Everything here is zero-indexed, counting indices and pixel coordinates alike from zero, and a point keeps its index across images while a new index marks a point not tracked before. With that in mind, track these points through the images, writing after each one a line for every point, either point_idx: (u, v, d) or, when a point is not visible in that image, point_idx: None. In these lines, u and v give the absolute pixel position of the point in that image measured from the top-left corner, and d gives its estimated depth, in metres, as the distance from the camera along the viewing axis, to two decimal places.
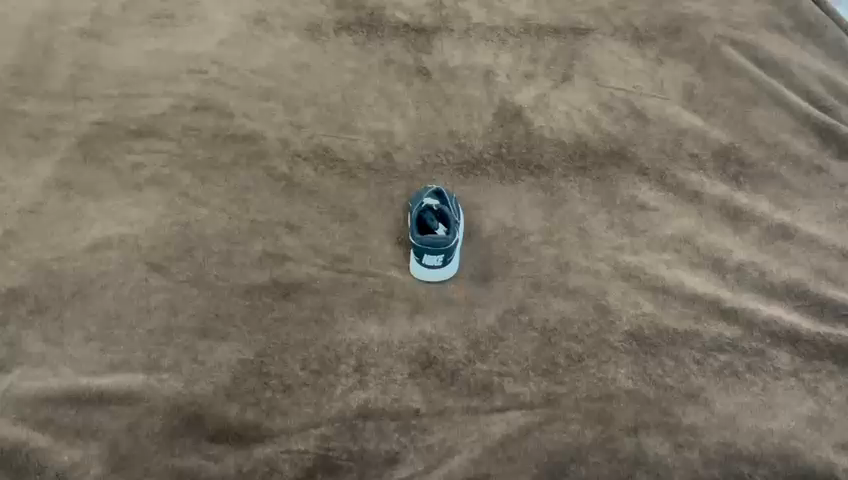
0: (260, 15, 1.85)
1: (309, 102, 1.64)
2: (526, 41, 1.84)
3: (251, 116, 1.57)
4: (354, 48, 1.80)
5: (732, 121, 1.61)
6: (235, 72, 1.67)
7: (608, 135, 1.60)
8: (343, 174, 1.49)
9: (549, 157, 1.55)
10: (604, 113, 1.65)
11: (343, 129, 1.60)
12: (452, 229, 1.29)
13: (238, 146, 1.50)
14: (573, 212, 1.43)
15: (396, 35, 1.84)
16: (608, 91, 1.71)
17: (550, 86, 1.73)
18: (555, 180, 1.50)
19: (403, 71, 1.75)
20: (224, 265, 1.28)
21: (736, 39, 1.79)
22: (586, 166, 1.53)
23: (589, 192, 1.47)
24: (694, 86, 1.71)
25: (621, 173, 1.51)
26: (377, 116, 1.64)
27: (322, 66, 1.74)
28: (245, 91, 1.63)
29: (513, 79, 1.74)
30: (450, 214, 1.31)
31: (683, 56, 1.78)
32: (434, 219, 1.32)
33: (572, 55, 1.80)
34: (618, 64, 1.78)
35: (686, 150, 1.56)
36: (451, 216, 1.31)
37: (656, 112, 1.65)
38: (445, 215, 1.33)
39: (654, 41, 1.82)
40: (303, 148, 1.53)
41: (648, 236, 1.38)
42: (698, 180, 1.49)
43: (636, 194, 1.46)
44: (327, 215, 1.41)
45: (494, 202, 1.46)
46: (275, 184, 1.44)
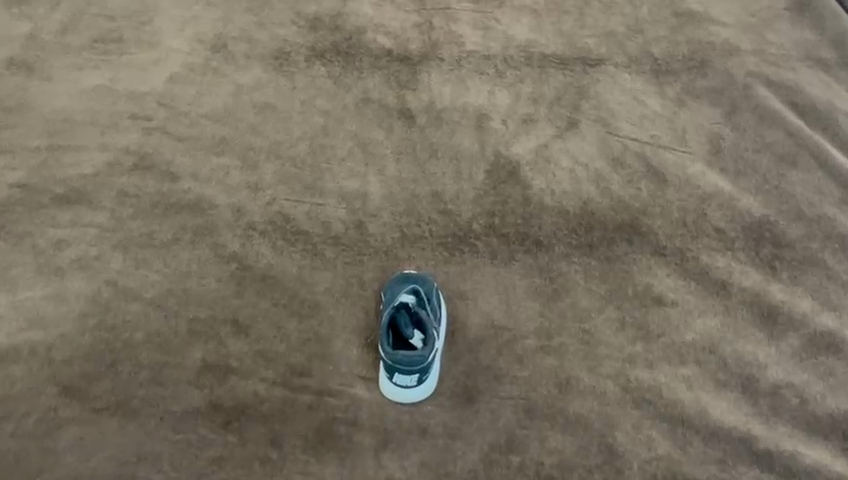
0: (220, 39, 1.57)
1: (270, 155, 1.40)
2: (527, 73, 1.58)
3: (199, 176, 1.33)
4: (328, 82, 1.54)
5: (766, 184, 1.38)
6: (185, 116, 1.43)
7: (619, 200, 1.36)
8: (305, 252, 1.26)
9: (549, 229, 1.31)
10: (615, 171, 1.41)
11: (308, 190, 1.36)
12: (430, 340, 1.08)
13: (182, 217, 1.27)
14: (577, 305, 1.20)
15: (377, 65, 1.57)
16: (621, 142, 1.46)
17: (554, 133, 1.48)
18: (555, 261, 1.27)
19: (382, 113, 1.51)
20: (153, 385, 1.09)
21: (771, 78, 1.54)
22: (592, 242, 1.29)
23: (596, 279, 1.24)
24: (721, 137, 1.46)
25: (634, 253, 1.28)
26: (349, 173, 1.40)
27: (289, 107, 1.49)
28: (194, 143, 1.38)
29: (510, 125, 1.50)
30: (428, 319, 1.10)
31: (708, 97, 1.53)
32: (408, 324, 1.10)
33: (580, 93, 1.55)
34: (633, 107, 1.53)
35: (710, 222, 1.32)
36: (430, 322, 1.10)
37: (676, 172, 1.41)
38: (422, 319, 1.11)
39: (675, 77, 1.57)
40: (259, 218, 1.29)
41: (664, 343, 1.16)
42: (725, 264, 1.26)
43: (650, 284, 1.24)
44: (285, 309, 1.18)
45: (483, 290, 1.23)
46: (223, 267, 1.21)
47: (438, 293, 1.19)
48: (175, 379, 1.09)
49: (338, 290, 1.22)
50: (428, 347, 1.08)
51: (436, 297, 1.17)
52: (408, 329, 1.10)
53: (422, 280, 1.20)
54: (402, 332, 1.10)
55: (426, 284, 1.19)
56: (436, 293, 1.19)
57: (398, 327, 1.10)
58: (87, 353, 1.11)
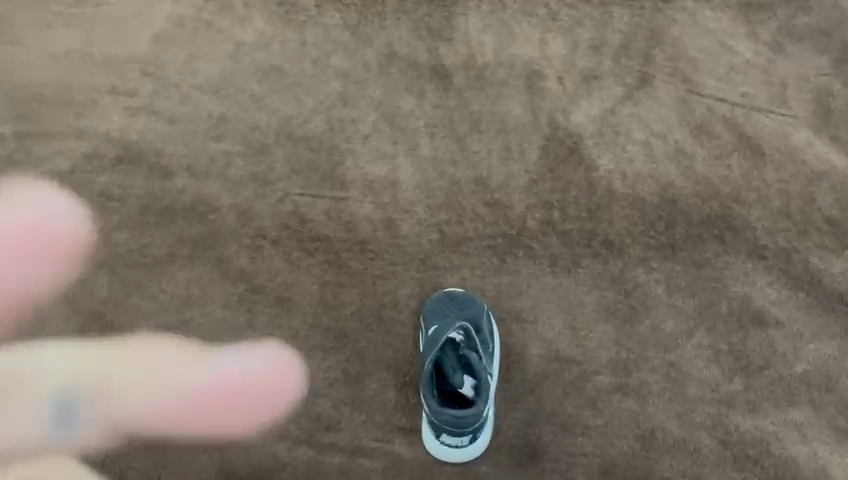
0: None
1: (280, 134, 1.16)
2: (586, 13, 1.24)
3: (195, 171, 1.10)
4: (345, 35, 1.24)
5: None
6: (175, 90, 1.18)
7: (706, 184, 1.11)
8: (327, 264, 1.05)
9: (621, 226, 1.08)
10: (698, 142, 1.15)
11: (327, 181, 1.12)
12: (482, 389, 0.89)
13: (179, 225, 1.06)
14: (658, 330, 1.01)
15: (403, 9, 1.25)
16: (704, 104, 1.17)
17: (622, 94, 1.19)
18: (630, 268, 1.05)
19: (412, 73, 1.22)
20: (155, 448, 0.97)
21: None
22: (675, 242, 1.06)
23: (680, 291, 1.03)
24: (830, 93, 1.18)
25: (727, 256, 1.05)
26: (375, 155, 1.15)
27: (298, 69, 1.21)
28: (187, 125, 1.15)
29: (567, 84, 1.20)
30: (480, 363, 0.90)
31: (813, 40, 1.21)
32: (455, 367, 0.91)
33: (651, 38, 1.22)
34: (718, 56, 1.20)
35: (820, 211, 1.08)
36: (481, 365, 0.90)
37: (776, 145, 1.14)
38: (472, 359, 0.91)
39: (773, 12, 1.23)
40: (270, 223, 1.07)
41: (768, 379, 0.98)
42: (842, 268, 1.03)
43: (748, 296, 1.02)
44: (306, 342, 1.00)
45: (544, 310, 1.03)
46: (228, 288, 1.03)
47: (488, 318, 0.99)
48: (179, 437, 0.97)
49: (368, 314, 1.02)
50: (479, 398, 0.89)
51: (484, 325, 0.97)
52: (456, 373, 0.90)
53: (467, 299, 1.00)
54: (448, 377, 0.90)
55: (472, 308, 0.99)
56: (484, 317, 0.98)
57: (443, 369, 0.91)
58: None
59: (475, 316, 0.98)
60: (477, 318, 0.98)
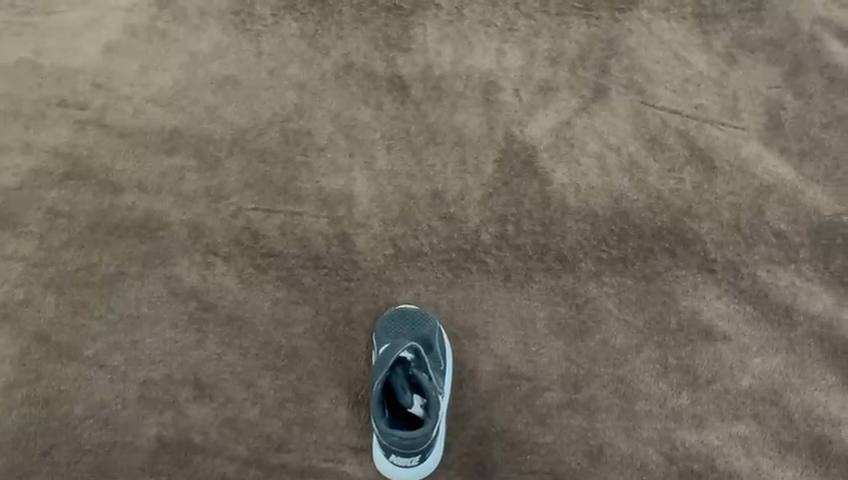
0: None
1: (233, 147, 1.14)
2: (543, 24, 1.24)
3: (146, 186, 1.09)
4: (301, 44, 1.23)
5: (839, 171, 1.12)
6: (126, 101, 1.16)
7: (658, 197, 1.12)
8: (279, 281, 1.05)
9: (574, 239, 1.09)
10: (651, 155, 1.15)
11: (281, 195, 1.11)
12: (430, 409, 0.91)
13: (129, 242, 1.05)
14: (609, 345, 1.02)
15: (360, 19, 1.25)
16: (658, 116, 1.18)
17: (578, 105, 1.19)
18: (583, 282, 1.06)
19: (368, 84, 1.20)
20: (100, 475, 0.94)
21: (844, 26, 1.23)
22: (626, 256, 1.07)
23: (631, 306, 1.04)
24: (781, 105, 1.18)
25: (677, 269, 1.06)
26: (330, 167, 1.14)
27: (254, 79, 1.20)
28: (138, 137, 1.13)
29: (523, 96, 1.20)
30: (430, 384, 0.92)
31: (765, 51, 1.22)
32: (406, 387, 0.92)
33: (607, 48, 1.22)
34: (673, 67, 1.21)
35: (768, 224, 1.09)
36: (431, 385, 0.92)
37: (728, 157, 1.14)
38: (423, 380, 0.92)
39: (726, 24, 1.24)
40: (222, 238, 1.06)
41: (714, 393, 0.99)
42: (788, 281, 1.04)
43: (697, 310, 1.03)
44: (257, 361, 1.00)
45: (497, 326, 1.04)
46: (180, 307, 1.02)
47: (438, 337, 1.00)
48: (128, 462, 0.95)
49: (321, 331, 1.02)
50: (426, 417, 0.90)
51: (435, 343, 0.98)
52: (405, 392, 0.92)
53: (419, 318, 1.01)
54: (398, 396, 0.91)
55: (423, 327, 1.00)
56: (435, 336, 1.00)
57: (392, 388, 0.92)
58: (16, 439, 0.95)
59: (426, 335, 0.99)
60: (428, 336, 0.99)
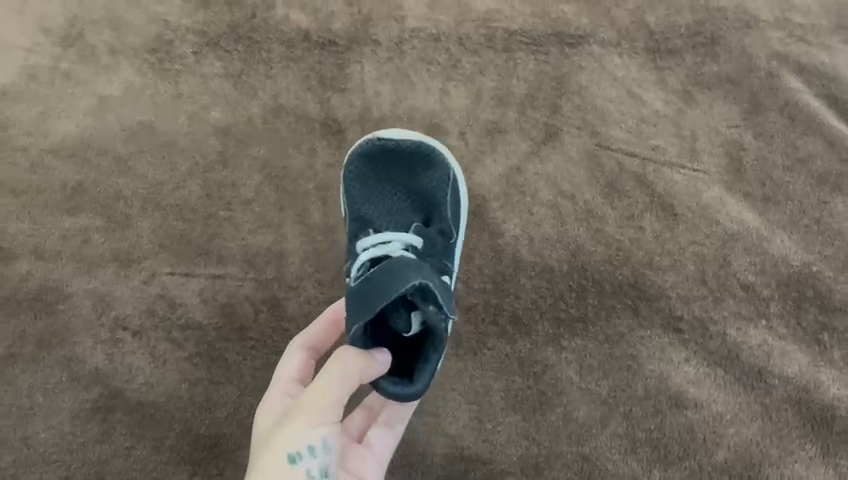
0: (74, 25, 1.13)
1: (147, 203, 1.02)
2: (488, 61, 1.15)
3: (43, 253, 0.98)
4: (226, 86, 1.11)
5: (805, 216, 1.06)
6: (22, 154, 1.04)
7: (617, 247, 1.03)
8: (199, 358, 0.94)
9: (529, 299, 1.00)
10: (609, 202, 1.06)
11: (202, 256, 0.99)
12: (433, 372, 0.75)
13: (21, 318, 0.95)
14: (570, 419, 0.94)
15: (290, 56, 1.14)
16: (614, 159, 1.09)
17: (528, 149, 1.10)
18: (540, 348, 0.97)
19: (300, 127, 1.09)
20: None
21: (802, 61, 1.17)
22: (586, 316, 0.99)
23: (592, 372, 0.96)
24: (741, 146, 1.11)
25: (639, 328, 0.98)
26: (258, 222, 1.02)
27: (171, 124, 1.08)
28: (35, 196, 1.01)
29: (470, 139, 1.10)
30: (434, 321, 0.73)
31: (721, 88, 1.15)
32: None
33: (557, 86, 1.14)
34: (627, 106, 1.13)
35: (736, 276, 1.01)
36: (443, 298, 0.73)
37: (689, 203, 1.07)
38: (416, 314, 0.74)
39: (679, 60, 1.17)
40: (132, 310, 0.96)
41: (687, 471, 0.92)
42: (760, 340, 0.97)
43: (665, 375, 0.96)
44: (172, 455, 0.91)
45: (448, 400, 0.96)
46: (80, 392, 0.92)
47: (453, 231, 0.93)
48: None
49: (246, 415, 0.92)
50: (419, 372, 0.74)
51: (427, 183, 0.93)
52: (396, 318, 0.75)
53: (433, 160, 0.94)
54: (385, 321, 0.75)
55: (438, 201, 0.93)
56: (445, 194, 0.93)
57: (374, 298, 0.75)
58: None
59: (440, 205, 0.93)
60: (445, 249, 0.91)
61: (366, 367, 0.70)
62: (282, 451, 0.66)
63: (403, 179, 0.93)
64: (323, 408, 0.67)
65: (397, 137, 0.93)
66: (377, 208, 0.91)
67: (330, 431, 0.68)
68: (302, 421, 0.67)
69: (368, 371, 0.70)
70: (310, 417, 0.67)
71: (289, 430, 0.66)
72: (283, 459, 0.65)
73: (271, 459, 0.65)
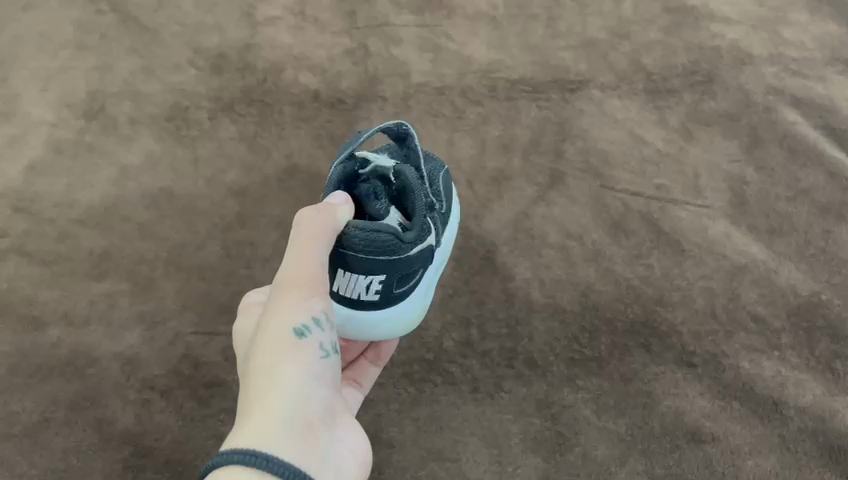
0: (96, 99, 1.20)
1: (170, 266, 1.06)
2: (493, 110, 1.20)
3: (72, 318, 1.02)
4: (241, 148, 1.16)
5: (810, 246, 1.07)
6: (50, 225, 1.09)
7: (627, 286, 1.05)
8: (225, 413, 0.96)
9: (543, 340, 1.02)
10: (617, 241, 1.09)
11: (224, 314, 1.03)
12: (392, 281, 0.86)
13: (54, 383, 0.98)
14: (590, 457, 0.95)
15: (302, 116, 1.18)
16: (618, 199, 1.12)
17: (535, 193, 1.13)
18: (556, 389, 0.99)
19: (313, 185, 1.13)
20: None
21: (797, 95, 1.20)
22: (600, 355, 1.00)
23: (609, 410, 0.97)
24: (743, 180, 1.13)
25: (653, 365, 1.00)
26: (277, 278, 1.06)
27: (190, 189, 1.13)
28: (63, 265, 1.06)
29: (478, 187, 1.14)
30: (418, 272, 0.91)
31: (720, 125, 1.18)
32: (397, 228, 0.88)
33: (560, 131, 1.18)
34: (629, 146, 1.17)
35: (745, 308, 1.03)
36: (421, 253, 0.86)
37: (696, 238, 1.09)
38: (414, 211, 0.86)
39: (678, 99, 1.20)
40: (159, 370, 0.99)
41: None
42: (773, 371, 0.98)
43: (681, 410, 0.97)
44: None
45: (468, 444, 0.97)
46: (113, 453, 0.94)
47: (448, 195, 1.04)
48: None
49: None
50: (395, 261, 0.83)
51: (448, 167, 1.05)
52: (381, 211, 0.86)
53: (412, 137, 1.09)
54: (369, 207, 0.86)
55: None
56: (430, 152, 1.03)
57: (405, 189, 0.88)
58: None
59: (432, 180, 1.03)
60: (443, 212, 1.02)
61: (334, 232, 0.75)
62: (287, 326, 0.66)
63: None
64: (309, 279, 0.70)
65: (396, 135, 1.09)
66: None
67: (325, 304, 0.70)
68: (295, 295, 0.68)
69: (337, 236, 0.76)
70: (304, 292, 0.68)
71: (287, 306, 0.67)
72: (291, 330, 0.65)
73: (278, 329, 0.65)
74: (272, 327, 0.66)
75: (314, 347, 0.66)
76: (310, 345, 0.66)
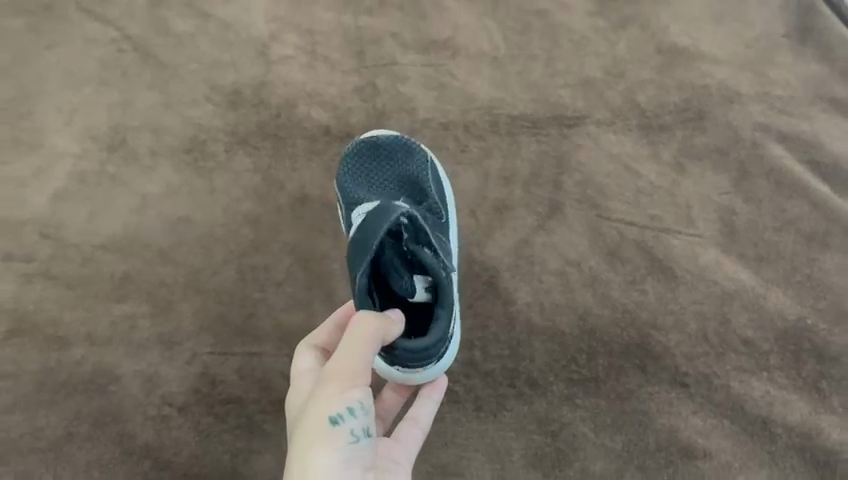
0: (118, 133, 1.27)
1: (187, 290, 1.12)
2: (494, 144, 1.26)
3: (95, 338, 1.07)
4: (255, 179, 1.22)
5: (796, 273, 1.13)
6: (74, 250, 1.15)
7: (623, 310, 1.11)
8: (239, 429, 1.02)
9: (543, 361, 1.07)
10: (613, 268, 1.15)
11: (239, 335, 1.08)
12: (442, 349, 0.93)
13: (77, 400, 1.03)
14: (588, 472, 1.01)
15: (314, 149, 1.25)
16: (614, 228, 1.18)
17: (535, 222, 1.19)
18: (555, 407, 1.04)
19: (324, 213, 1.19)
20: None
21: (783, 131, 1.27)
22: (597, 376, 1.06)
23: (607, 428, 1.03)
24: (733, 211, 1.20)
25: (649, 385, 1.05)
26: (290, 301, 1.11)
27: (207, 217, 1.19)
28: (86, 288, 1.11)
29: (480, 217, 1.20)
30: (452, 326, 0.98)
31: (710, 159, 1.25)
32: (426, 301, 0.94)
33: (558, 164, 1.24)
34: (624, 179, 1.23)
35: (736, 332, 1.08)
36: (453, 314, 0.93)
37: (688, 265, 1.15)
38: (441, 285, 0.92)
39: (670, 134, 1.27)
40: (177, 388, 1.04)
41: None
42: (762, 391, 1.03)
43: (674, 428, 1.02)
44: None
45: (471, 460, 1.03)
46: (133, 467, 1.00)
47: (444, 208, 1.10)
48: None
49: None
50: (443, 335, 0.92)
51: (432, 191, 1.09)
52: (408, 287, 0.94)
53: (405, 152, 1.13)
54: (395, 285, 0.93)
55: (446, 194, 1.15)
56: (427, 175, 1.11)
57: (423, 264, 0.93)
58: None
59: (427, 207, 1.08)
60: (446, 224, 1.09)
61: (384, 329, 0.78)
62: (323, 417, 0.71)
63: (396, 171, 1.12)
64: (350, 375, 0.73)
65: (382, 140, 1.14)
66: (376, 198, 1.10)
67: (363, 394, 0.73)
68: (334, 387, 0.72)
69: (388, 331, 0.79)
70: (343, 385, 0.72)
71: (325, 397, 0.72)
72: (325, 421, 0.71)
73: (314, 418, 0.71)
74: (311, 419, 0.72)
75: (345, 439, 0.71)
76: (342, 435, 0.71)
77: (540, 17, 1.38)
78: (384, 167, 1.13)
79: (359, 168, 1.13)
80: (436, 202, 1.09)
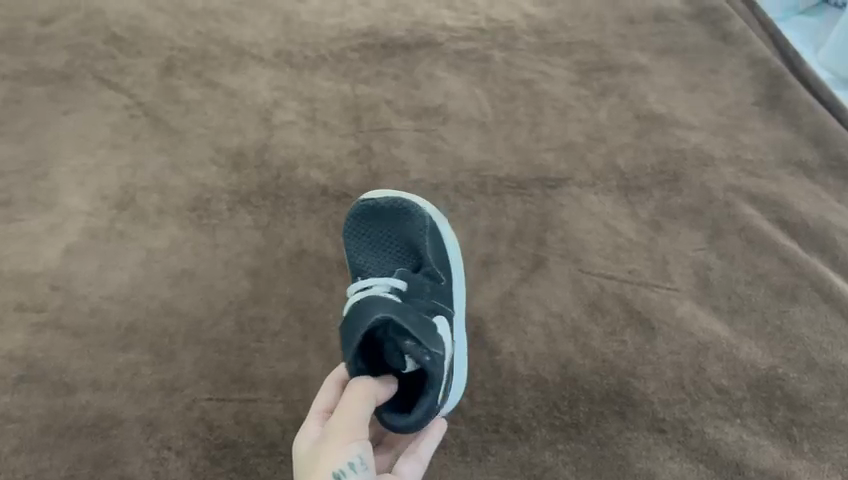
0: (127, 192, 1.35)
1: (189, 339, 1.18)
2: (482, 203, 1.34)
3: (100, 385, 1.13)
4: (255, 235, 1.29)
5: (768, 325, 1.19)
6: (83, 301, 1.21)
7: (603, 360, 1.16)
8: (234, 472, 1.06)
9: (527, 407, 1.11)
10: (594, 320, 1.20)
11: (236, 382, 1.14)
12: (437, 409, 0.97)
13: (80, 444, 1.08)
14: None
15: (312, 208, 1.33)
16: (595, 282, 1.25)
17: (520, 276, 1.25)
18: (538, 452, 1.08)
19: (320, 268, 1.26)
20: None
21: (753, 192, 1.35)
22: (578, 421, 1.10)
23: (588, 472, 1.07)
24: (707, 266, 1.26)
25: (627, 431, 1.10)
26: (286, 351, 1.17)
27: (209, 270, 1.25)
28: (94, 337, 1.17)
29: (468, 271, 1.26)
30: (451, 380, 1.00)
31: (686, 218, 1.32)
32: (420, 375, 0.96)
33: (542, 221, 1.32)
34: (605, 236, 1.30)
35: (710, 380, 1.14)
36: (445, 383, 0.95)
37: (666, 317, 1.20)
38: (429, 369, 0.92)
39: (647, 194, 1.35)
40: (176, 432, 1.09)
41: None
42: (735, 437, 1.09)
43: (652, 472, 1.06)
44: None
45: None
46: None
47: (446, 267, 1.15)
48: None
49: None
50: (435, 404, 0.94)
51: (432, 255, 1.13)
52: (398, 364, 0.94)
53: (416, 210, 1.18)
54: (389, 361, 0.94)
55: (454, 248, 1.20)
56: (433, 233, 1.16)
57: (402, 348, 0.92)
58: None
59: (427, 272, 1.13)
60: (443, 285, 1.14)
61: (375, 394, 0.86)
62: (326, 471, 0.76)
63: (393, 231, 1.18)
64: (352, 431, 0.80)
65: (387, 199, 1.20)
66: (369, 261, 1.16)
67: (364, 449, 0.78)
68: (336, 444, 0.78)
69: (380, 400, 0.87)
70: (345, 440, 0.78)
71: (328, 454, 0.77)
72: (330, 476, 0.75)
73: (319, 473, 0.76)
74: (314, 475, 0.77)
75: None
76: None
77: (526, 86, 1.52)
78: (387, 229, 1.18)
79: (361, 230, 1.19)
80: (434, 266, 1.13)
